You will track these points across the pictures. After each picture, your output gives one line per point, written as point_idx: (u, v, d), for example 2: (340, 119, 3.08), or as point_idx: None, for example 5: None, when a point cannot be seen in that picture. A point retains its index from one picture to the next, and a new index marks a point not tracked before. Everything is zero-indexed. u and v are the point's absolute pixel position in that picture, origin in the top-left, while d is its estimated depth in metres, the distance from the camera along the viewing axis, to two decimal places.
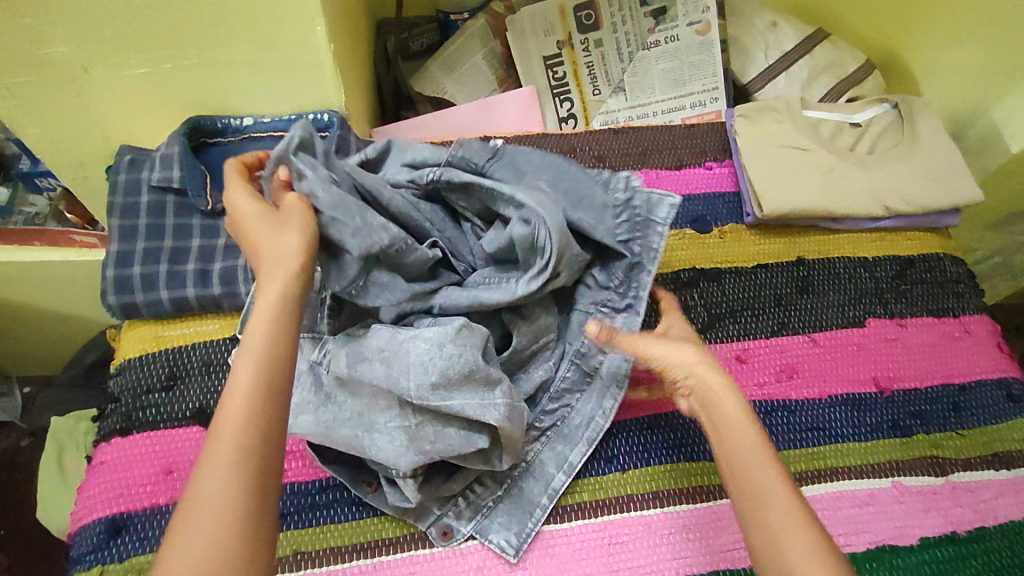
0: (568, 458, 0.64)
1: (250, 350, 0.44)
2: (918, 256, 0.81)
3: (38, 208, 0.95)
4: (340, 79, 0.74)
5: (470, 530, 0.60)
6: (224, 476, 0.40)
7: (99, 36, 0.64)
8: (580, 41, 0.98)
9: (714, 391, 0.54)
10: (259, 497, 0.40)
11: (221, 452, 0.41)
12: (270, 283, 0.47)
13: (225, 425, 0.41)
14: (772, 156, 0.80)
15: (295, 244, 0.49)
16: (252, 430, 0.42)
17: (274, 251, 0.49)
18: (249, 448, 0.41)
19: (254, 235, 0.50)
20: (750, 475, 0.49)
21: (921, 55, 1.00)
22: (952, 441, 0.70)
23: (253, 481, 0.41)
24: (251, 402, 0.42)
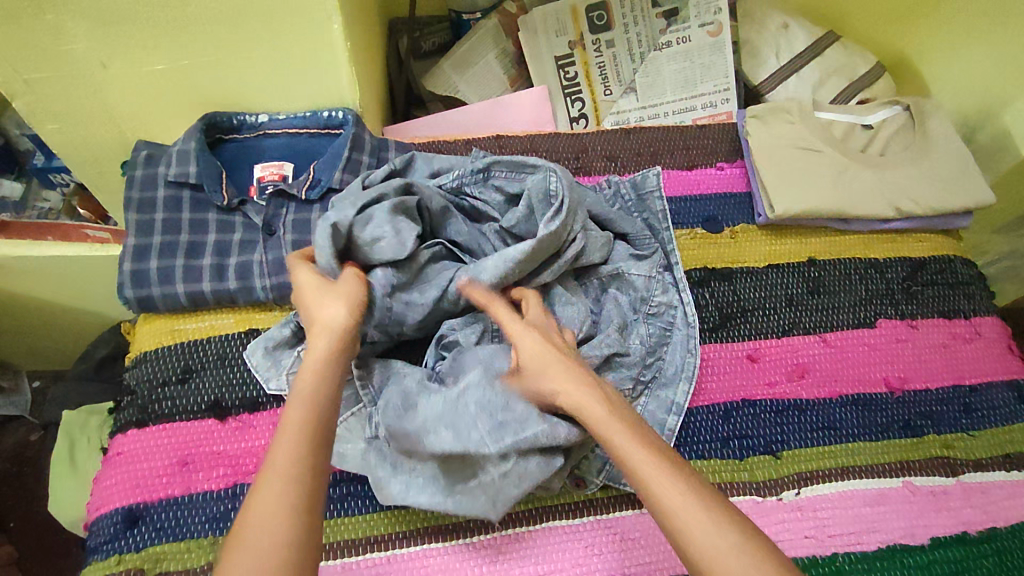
0: (673, 400, 0.68)
1: (300, 396, 0.50)
2: (930, 258, 0.81)
3: (51, 204, 0.96)
4: (355, 76, 0.75)
5: (603, 479, 0.62)
6: (283, 498, 0.44)
7: (118, 32, 0.65)
8: (591, 41, 0.98)
9: (597, 421, 0.52)
10: (309, 517, 0.44)
11: (277, 476, 0.45)
12: (317, 345, 0.54)
13: (284, 454, 0.46)
14: (783, 157, 0.81)
15: (344, 312, 0.56)
16: (306, 461, 0.46)
17: (327, 317, 0.56)
18: (301, 473, 0.45)
19: (308, 302, 0.58)
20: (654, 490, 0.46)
21: (932, 57, 1.00)
22: (963, 441, 0.70)
23: (303, 505, 0.44)
24: (305, 440, 0.47)
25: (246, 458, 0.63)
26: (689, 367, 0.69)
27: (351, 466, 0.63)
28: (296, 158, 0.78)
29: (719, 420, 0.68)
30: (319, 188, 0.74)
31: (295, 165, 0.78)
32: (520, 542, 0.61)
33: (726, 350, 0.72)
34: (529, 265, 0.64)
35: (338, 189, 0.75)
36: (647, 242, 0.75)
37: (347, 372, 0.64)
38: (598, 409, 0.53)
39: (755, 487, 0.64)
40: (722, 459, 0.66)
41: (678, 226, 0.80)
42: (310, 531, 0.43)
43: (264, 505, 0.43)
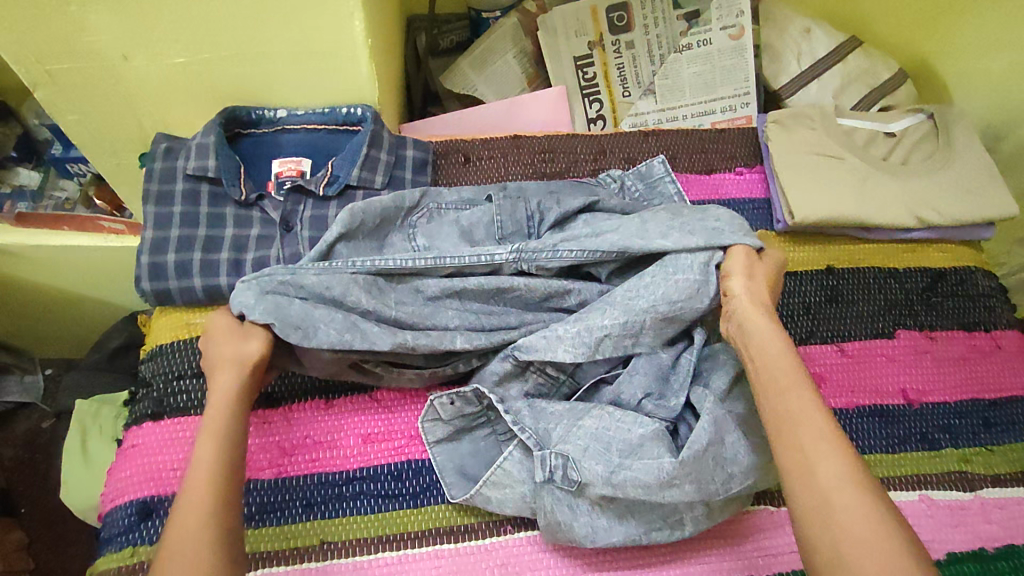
0: None
1: (211, 431, 0.52)
2: (950, 269, 0.80)
3: (68, 193, 0.95)
4: (375, 74, 0.75)
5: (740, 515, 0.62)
6: (201, 532, 0.46)
7: (141, 24, 0.65)
8: (611, 42, 0.97)
9: (771, 378, 0.52)
10: (227, 549, 0.46)
11: (195, 511, 0.47)
12: (225, 374, 0.56)
13: (196, 486, 0.48)
14: (804, 165, 0.80)
15: (250, 348, 0.57)
16: (218, 490, 0.48)
17: (231, 354, 0.57)
18: (216, 509, 0.47)
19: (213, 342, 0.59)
20: (801, 444, 0.48)
21: (956, 65, 0.99)
22: (982, 456, 0.69)
23: (219, 539, 0.46)
24: (216, 473, 0.49)
25: (261, 454, 0.63)
26: None
27: (364, 465, 0.63)
28: (315, 154, 0.79)
29: None
30: (337, 185, 0.74)
31: (313, 162, 0.78)
32: (534, 545, 0.60)
33: None
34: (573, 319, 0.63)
35: (356, 186, 0.75)
36: None
37: (484, 410, 0.65)
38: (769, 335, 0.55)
39: (772, 497, 0.64)
40: None
41: None
42: (229, 560, 0.46)
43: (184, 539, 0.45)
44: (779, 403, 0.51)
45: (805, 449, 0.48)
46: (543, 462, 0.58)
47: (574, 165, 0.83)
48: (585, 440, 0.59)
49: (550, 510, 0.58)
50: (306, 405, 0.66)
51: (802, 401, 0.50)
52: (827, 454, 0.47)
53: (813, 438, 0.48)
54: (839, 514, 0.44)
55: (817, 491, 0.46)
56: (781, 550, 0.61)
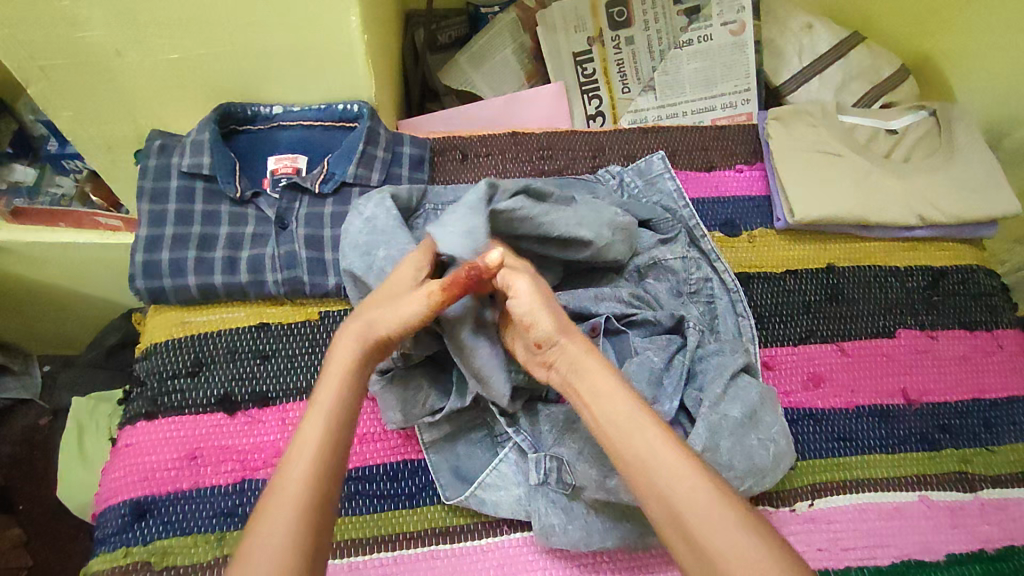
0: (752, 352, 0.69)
1: (322, 407, 0.49)
2: (952, 267, 0.80)
3: (64, 190, 0.95)
4: (371, 69, 0.74)
5: None
6: (289, 521, 0.43)
7: (134, 20, 0.64)
8: (610, 38, 0.96)
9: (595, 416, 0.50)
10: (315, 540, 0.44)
11: (291, 498, 0.44)
12: (345, 341, 0.53)
13: (295, 470, 0.46)
14: (805, 162, 0.79)
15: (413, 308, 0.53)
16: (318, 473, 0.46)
17: (368, 315, 0.53)
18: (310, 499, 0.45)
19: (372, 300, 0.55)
20: (650, 473, 0.46)
21: (958, 61, 0.98)
22: (982, 456, 0.69)
23: (314, 522, 0.44)
24: (324, 451, 0.47)
25: (256, 454, 0.63)
26: (747, 330, 0.70)
27: (359, 465, 0.63)
28: (311, 150, 0.77)
29: None
30: (333, 183, 0.73)
31: (308, 159, 0.77)
32: (530, 546, 0.60)
33: None
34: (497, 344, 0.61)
35: (352, 183, 0.74)
36: (669, 226, 0.74)
37: (482, 412, 0.64)
38: (589, 361, 0.52)
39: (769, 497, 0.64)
40: None
41: None
42: (315, 549, 0.43)
43: (273, 527, 0.43)
44: (620, 438, 0.48)
45: (664, 487, 0.45)
46: (538, 464, 0.59)
47: (573, 161, 0.82)
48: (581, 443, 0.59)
49: (542, 512, 0.58)
50: (301, 404, 0.65)
51: (646, 430, 0.48)
52: (680, 480, 0.45)
53: (664, 463, 0.46)
54: (713, 547, 0.42)
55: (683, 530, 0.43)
56: None
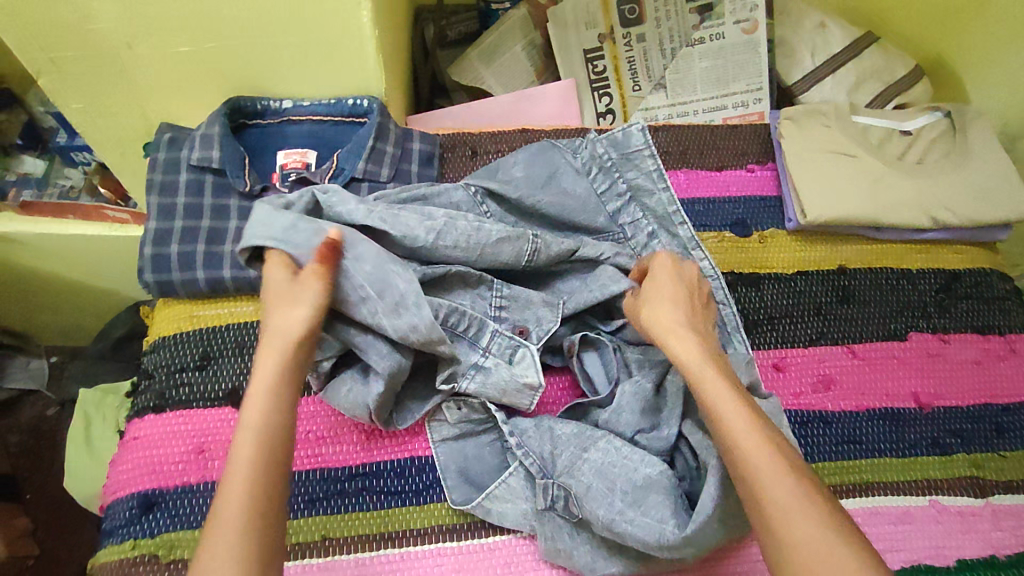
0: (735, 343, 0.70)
1: (253, 406, 0.49)
2: (965, 271, 0.79)
3: (72, 181, 0.95)
4: (382, 64, 0.74)
5: None
6: (238, 533, 0.43)
7: (145, 12, 0.64)
8: (622, 35, 0.96)
9: (697, 379, 0.53)
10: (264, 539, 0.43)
11: (233, 504, 0.44)
12: (271, 344, 0.52)
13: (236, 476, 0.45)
14: (818, 162, 0.78)
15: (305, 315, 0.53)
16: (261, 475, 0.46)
17: (284, 319, 0.53)
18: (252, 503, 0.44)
19: (268, 302, 0.54)
20: (735, 444, 0.48)
21: (972, 61, 0.97)
22: (994, 462, 0.68)
23: (258, 523, 0.44)
24: (262, 447, 0.47)
25: None
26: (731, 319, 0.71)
27: (367, 461, 0.63)
28: (320, 146, 0.77)
29: None
30: (342, 178, 0.73)
31: (319, 154, 0.77)
32: (538, 544, 0.60)
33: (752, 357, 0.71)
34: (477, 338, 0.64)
35: (361, 178, 0.74)
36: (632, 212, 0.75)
37: (491, 417, 0.65)
38: (695, 357, 0.54)
39: None
40: None
41: (706, 228, 0.79)
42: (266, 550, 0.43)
43: (223, 533, 0.43)
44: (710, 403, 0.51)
45: (750, 467, 0.46)
46: (545, 491, 0.59)
47: None
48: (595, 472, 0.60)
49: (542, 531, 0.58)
50: (309, 401, 0.65)
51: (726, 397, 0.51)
52: (762, 457, 0.47)
53: (747, 438, 0.48)
54: (780, 521, 0.44)
55: (757, 505, 0.45)
56: None
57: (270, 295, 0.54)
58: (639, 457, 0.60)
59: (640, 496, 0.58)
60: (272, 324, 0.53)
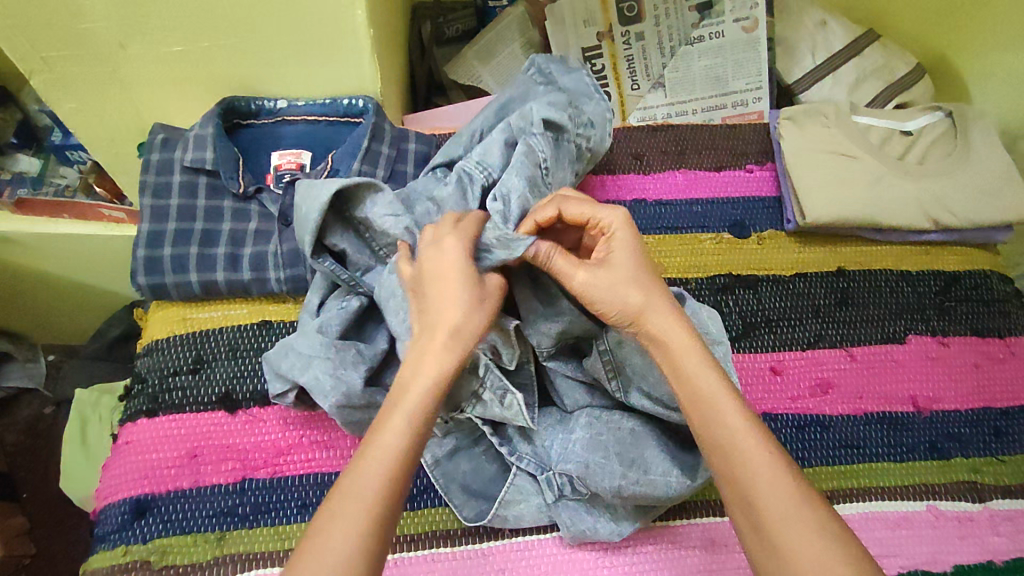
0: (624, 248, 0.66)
1: (403, 411, 0.47)
2: (964, 273, 0.78)
3: (68, 181, 0.94)
4: (377, 64, 0.73)
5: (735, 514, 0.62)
6: (354, 542, 0.42)
7: (137, 12, 0.63)
8: (620, 33, 0.95)
9: (689, 374, 0.49)
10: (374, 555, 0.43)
11: (358, 513, 0.43)
12: (439, 347, 0.49)
13: (361, 482, 0.44)
14: (817, 162, 0.78)
15: (479, 320, 0.51)
16: (388, 488, 0.44)
17: (459, 320, 0.50)
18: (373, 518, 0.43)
19: (439, 292, 0.51)
20: (738, 449, 0.46)
21: (974, 60, 0.96)
22: (992, 466, 0.68)
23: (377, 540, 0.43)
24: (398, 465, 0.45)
25: (257, 452, 0.62)
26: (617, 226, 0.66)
27: None
28: (314, 146, 0.76)
29: None
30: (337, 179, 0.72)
31: (313, 154, 0.76)
32: (531, 550, 0.59)
33: (748, 361, 0.70)
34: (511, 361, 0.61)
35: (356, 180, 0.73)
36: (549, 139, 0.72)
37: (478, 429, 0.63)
38: (681, 343, 0.50)
39: None
40: None
41: (704, 230, 0.78)
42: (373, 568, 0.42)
43: (342, 535, 0.42)
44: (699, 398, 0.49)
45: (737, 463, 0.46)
46: (550, 483, 0.59)
47: None
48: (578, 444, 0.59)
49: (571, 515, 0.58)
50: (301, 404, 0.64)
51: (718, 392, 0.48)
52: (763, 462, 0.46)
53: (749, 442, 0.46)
54: (774, 523, 0.43)
55: (745, 502, 0.45)
56: None
57: (447, 279, 0.51)
58: (621, 426, 0.58)
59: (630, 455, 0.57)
60: (442, 323, 0.50)
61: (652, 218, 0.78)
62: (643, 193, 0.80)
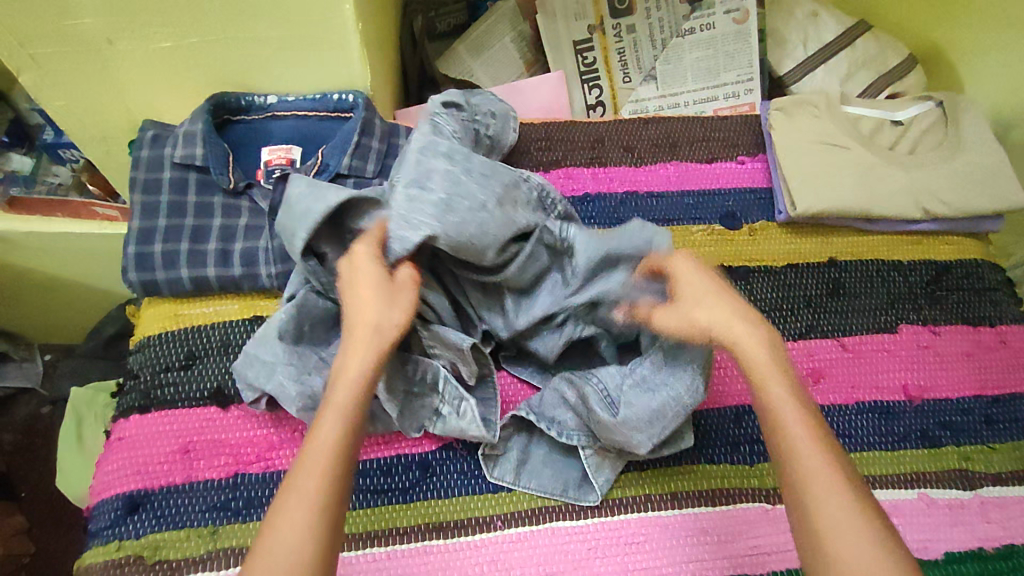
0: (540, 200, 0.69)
1: (335, 405, 0.50)
2: (955, 262, 0.78)
3: (60, 179, 0.94)
4: (366, 59, 0.73)
5: (725, 503, 0.62)
6: (308, 529, 0.44)
7: (125, 8, 0.63)
8: (612, 26, 0.94)
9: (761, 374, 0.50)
10: (328, 538, 0.44)
11: (302, 504, 0.45)
12: (360, 347, 0.53)
13: (309, 473, 0.46)
14: (808, 153, 0.78)
15: (397, 317, 0.55)
16: (332, 479, 0.46)
17: (376, 318, 0.54)
18: (328, 497, 0.45)
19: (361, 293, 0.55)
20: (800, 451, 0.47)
21: (965, 50, 0.96)
22: (983, 454, 0.68)
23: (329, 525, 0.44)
24: (338, 453, 0.47)
25: (249, 447, 0.62)
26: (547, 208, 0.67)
27: None
28: (305, 141, 0.76)
29: (732, 425, 0.66)
30: (327, 174, 0.72)
31: (303, 150, 0.76)
32: (523, 541, 0.60)
33: None
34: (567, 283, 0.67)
35: (346, 174, 0.73)
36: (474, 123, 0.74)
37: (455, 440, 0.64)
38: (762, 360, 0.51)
39: (766, 494, 0.63)
40: (732, 464, 0.64)
41: (695, 222, 0.78)
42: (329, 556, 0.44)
43: (292, 524, 0.44)
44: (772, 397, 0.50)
45: (801, 471, 0.46)
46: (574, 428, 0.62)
47: (570, 152, 0.81)
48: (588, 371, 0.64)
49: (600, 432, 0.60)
50: None
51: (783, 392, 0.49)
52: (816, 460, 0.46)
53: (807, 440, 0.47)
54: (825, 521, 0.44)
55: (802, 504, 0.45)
56: (772, 547, 0.60)
57: (364, 282, 0.56)
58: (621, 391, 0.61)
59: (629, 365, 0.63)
60: (362, 322, 0.54)
61: (643, 211, 0.78)
62: (634, 185, 0.80)
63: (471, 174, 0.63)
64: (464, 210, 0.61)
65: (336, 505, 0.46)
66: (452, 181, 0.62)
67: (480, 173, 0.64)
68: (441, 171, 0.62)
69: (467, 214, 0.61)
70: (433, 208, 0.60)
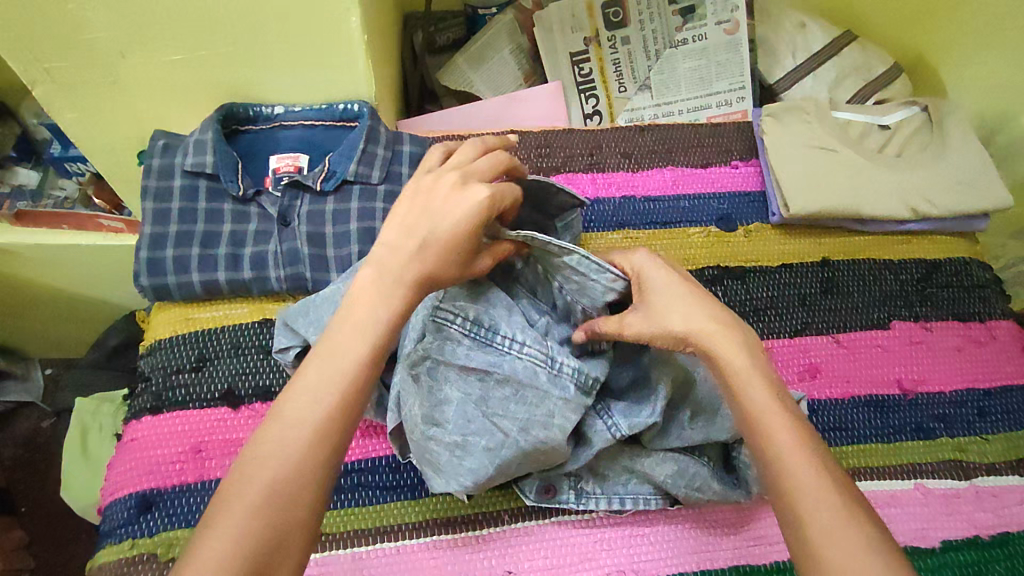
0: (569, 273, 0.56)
1: (313, 388, 0.46)
2: (944, 260, 0.81)
3: (67, 192, 0.95)
4: (371, 69, 0.75)
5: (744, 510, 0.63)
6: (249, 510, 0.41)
7: (138, 21, 0.65)
8: (606, 38, 0.98)
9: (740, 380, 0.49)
10: (271, 531, 0.41)
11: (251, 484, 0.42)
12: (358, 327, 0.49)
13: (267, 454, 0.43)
14: (799, 157, 0.80)
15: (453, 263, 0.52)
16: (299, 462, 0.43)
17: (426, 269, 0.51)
18: (287, 479, 0.42)
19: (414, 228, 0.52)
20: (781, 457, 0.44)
21: (947, 57, 0.99)
22: (977, 446, 0.70)
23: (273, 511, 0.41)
24: (308, 434, 0.44)
25: None
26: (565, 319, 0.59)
27: (362, 457, 0.64)
28: (312, 150, 0.78)
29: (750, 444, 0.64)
30: (334, 180, 0.73)
31: (311, 157, 0.77)
32: (530, 534, 0.61)
33: None
34: (515, 365, 0.56)
35: (353, 180, 0.74)
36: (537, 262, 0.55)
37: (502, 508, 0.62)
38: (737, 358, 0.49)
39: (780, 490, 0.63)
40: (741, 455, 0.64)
41: (693, 224, 0.80)
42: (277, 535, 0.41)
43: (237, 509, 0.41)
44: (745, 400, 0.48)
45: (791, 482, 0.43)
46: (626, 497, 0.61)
47: (570, 159, 0.83)
48: (606, 411, 0.58)
49: (720, 492, 0.59)
50: None
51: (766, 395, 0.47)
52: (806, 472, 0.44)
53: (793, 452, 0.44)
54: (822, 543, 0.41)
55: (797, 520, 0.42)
56: (777, 537, 0.61)
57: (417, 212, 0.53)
58: (678, 478, 0.59)
59: (629, 391, 0.60)
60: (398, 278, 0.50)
61: (642, 214, 0.80)
62: (632, 189, 0.82)
63: (515, 398, 0.55)
64: (482, 453, 0.55)
65: (290, 501, 0.42)
66: (472, 416, 0.55)
67: (526, 377, 0.55)
68: (456, 401, 0.55)
69: (485, 458, 0.55)
70: (452, 457, 0.55)
